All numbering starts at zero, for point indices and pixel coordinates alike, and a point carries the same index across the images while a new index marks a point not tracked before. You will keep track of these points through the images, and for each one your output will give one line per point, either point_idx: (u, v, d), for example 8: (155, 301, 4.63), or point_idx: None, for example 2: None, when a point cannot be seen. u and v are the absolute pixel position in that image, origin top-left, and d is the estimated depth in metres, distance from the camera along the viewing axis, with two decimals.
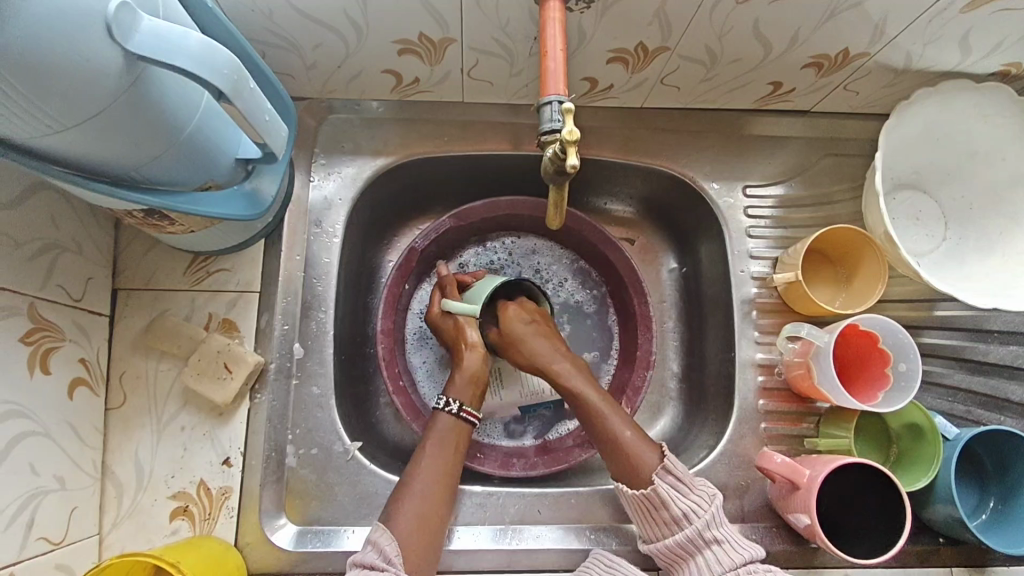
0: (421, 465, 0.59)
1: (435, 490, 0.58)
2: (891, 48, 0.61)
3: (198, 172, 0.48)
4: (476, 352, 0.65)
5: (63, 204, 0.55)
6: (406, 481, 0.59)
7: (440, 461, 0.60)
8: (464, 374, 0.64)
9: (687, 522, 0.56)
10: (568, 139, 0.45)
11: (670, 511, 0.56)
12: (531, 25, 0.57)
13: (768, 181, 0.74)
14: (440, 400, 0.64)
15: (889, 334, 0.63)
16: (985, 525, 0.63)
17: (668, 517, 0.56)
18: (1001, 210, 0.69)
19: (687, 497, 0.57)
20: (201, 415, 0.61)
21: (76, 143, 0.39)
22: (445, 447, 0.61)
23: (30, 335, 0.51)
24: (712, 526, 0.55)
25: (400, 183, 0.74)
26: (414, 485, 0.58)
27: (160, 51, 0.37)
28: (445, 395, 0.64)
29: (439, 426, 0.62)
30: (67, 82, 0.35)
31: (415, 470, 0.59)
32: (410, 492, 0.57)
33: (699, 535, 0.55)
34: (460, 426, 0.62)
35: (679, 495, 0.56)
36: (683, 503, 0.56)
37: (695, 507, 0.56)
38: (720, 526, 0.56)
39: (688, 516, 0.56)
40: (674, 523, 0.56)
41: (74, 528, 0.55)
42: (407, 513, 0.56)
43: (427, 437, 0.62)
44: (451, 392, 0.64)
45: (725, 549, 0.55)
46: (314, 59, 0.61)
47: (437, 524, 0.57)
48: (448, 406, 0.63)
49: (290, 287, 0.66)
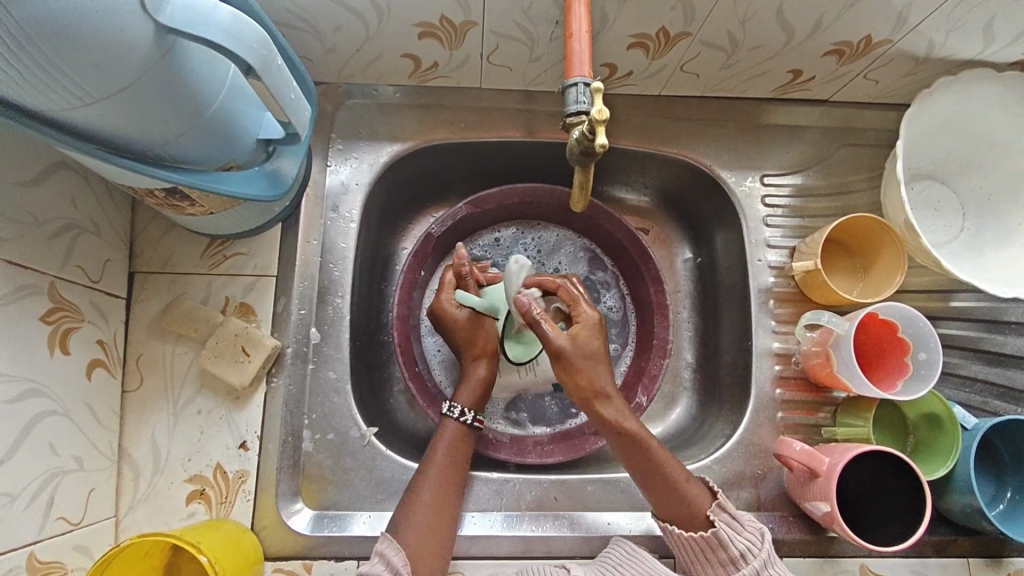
0: (431, 475, 0.59)
1: (442, 500, 0.58)
2: (914, 35, 0.61)
3: (221, 151, 0.48)
4: (486, 360, 0.66)
5: (81, 184, 0.54)
6: (414, 490, 0.58)
7: (447, 472, 0.59)
8: (472, 383, 0.65)
9: (745, 561, 0.53)
10: (597, 118, 0.44)
11: (728, 552, 0.54)
12: (554, 9, 0.57)
13: (786, 170, 0.74)
14: (451, 407, 0.63)
15: (909, 323, 0.63)
16: (1003, 515, 0.63)
17: (726, 558, 0.54)
18: (1020, 201, 0.69)
19: (742, 534, 0.54)
20: (217, 399, 0.61)
21: (105, 117, 0.39)
22: (454, 461, 0.61)
23: (50, 314, 0.50)
24: (769, 566, 0.53)
25: (416, 169, 0.73)
26: (422, 497, 0.57)
27: (191, 22, 0.37)
28: (456, 403, 0.63)
29: (448, 438, 0.61)
30: (100, 52, 0.35)
31: (422, 483, 0.58)
32: (414, 505, 0.57)
33: (759, 573, 0.52)
34: (469, 433, 0.62)
35: (734, 532, 0.54)
36: (738, 541, 0.54)
37: (752, 544, 0.54)
38: (775, 567, 0.53)
39: (745, 555, 0.53)
40: (732, 565, 0.54)
41: (92, 510, 0.54)
42: (414, 526, 0.55)
43: (435, 444, 0.61)
44: (462, 401, 0.63)
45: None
46: (333, 41, 0.61)
47: (442, 534, 0.56)
48: (462, 415, 0.62)
49: (306, 272, 0.66)
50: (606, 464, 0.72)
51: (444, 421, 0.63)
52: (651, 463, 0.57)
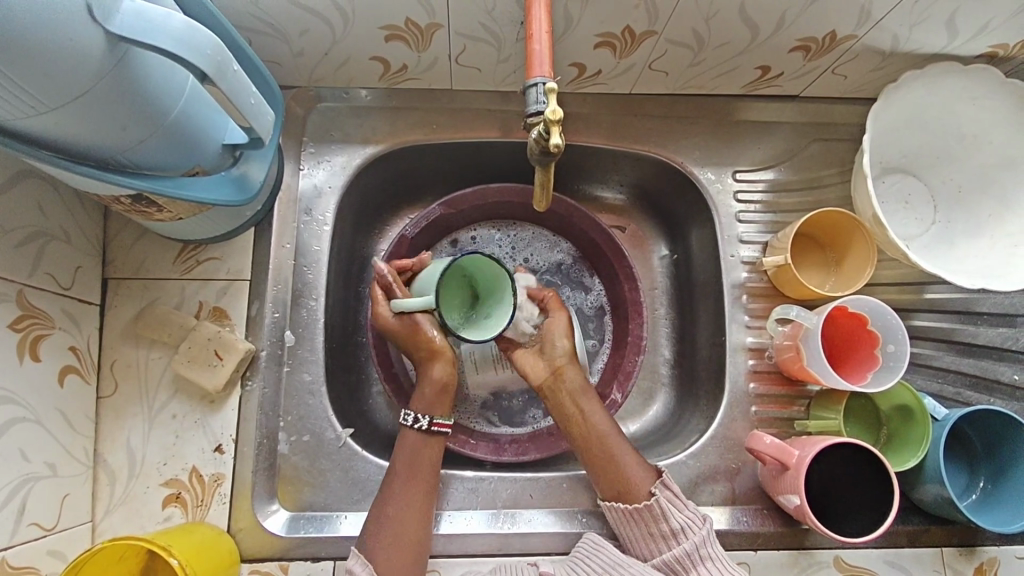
0: (397, 484, 0.59)
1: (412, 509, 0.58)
2: (878, 30, 0.61)
3: (184, 156, 0.48)
4: (440, 361, 0.63)
5: (50, 192, 0.55)
6: (381, 500, 0.59)
7: (412, 482, 0.59)
8: (429, 385, 0.63)
9: (685, 537, 0.57)
10: (551, 119, 0.44)
11: (668, 524, 0.58)
12: (518, 9, 0.57)
13: (758, 166, 0.74)
14: (410, 416, 0.62)
15: (877, 315, 0.63)
16: (976, 505, 0.64)
17: (665, 531, 0.58)
18: (991, 192, 0.70)
19: (684, 512, 0.58)
20: (192, 403, 0.61)
21: (60, 125, 0.39)
22: (416, 467, 0.60)
23: (19, 322, 0.51)
24: (706, 544, 0.56)
25: (390, 171, 0.74)
26: (389, 508, 0.58)
27: (142, 31, 0.37)
28: (414, 411, 0.62)
29: (409, 448, 0.61)
30: (50, 62, 0.35)
31: (390, 492, 0.59)
32: (381, 514, 0.58)
33: (695, 549, 0.56)
34: (434, 440, 0.62)
35: (676, 509, 0.58)
36: (679, 516, 0.57)
37: (692, 522, 0.57)
38: (712, 546, 0.57)
39: (685, 529, 0.57)
40: (671, 537, 0.57)
41: (66, 515, 0.55)
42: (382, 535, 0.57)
43: (399, 456, 0.61)
44: (421, 407, 0.63)
45: (716, 569, 0.55)
46: (302, 46, 0.61)
47: (415, 539, 0.57)
48: (418, 422, 0.62)
49: (280, 276, 0.66)
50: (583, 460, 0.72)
51: (404, 430, 0.62)
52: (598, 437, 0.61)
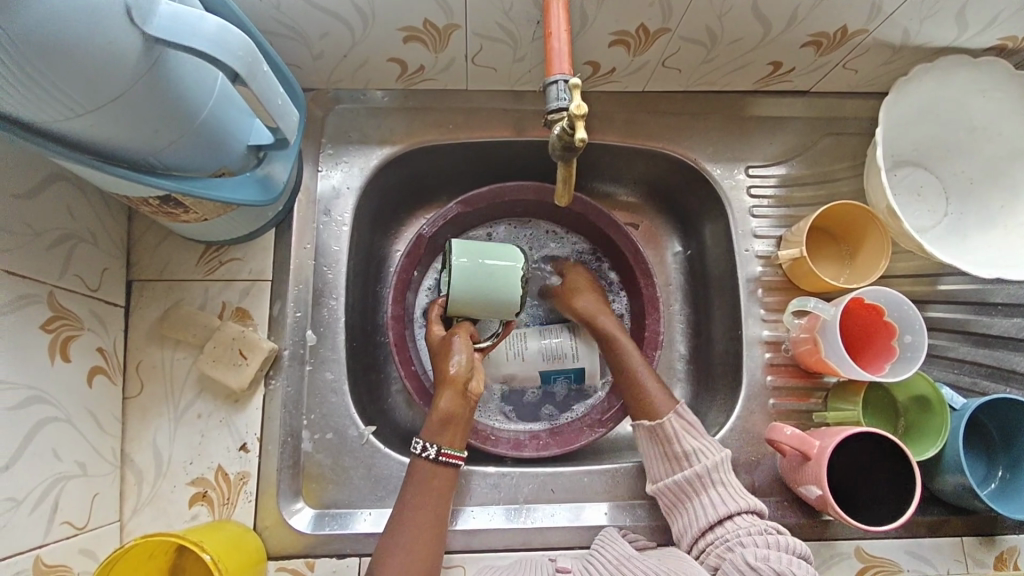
0: (407, 516, 0.57)
1: (422, 539, 0.56)
2: (889, 25, 0.62)
3: (212, 156, 0.49)
4: (452, 390, 0.61)
5: (78, 195, 0.56)
6: (390, 535, 0.56)
7: (425, 510, 0.57)
8: (437, 416, 0.60)
9: (696, 459, 0.60)
10: (575, 114, 0.45)
11: (679, 446, 0.61)
12: (534, 9, 0.58)
13: (770, 162, 0.75)
14: (417, 444, 0.60)
15: (894, 306, 0.64)
16: (994, 494, 0.64)
17: (678, 453, 0.60)
18: (1001, 184, 0.70)
19: (698, 440, 0.61)
20: (217, 403, 0.62)
21: (96, 127, 0.40)
22: (429, 495, 0.58)
23: (50, 323, 0.51)
24: (717, 469, 0.59)
25: (406, 171, 0.75)
26: (400, 529, 0.56)
27: (178, 33, 0.38)
28: (422, 439, 0.60)
29: (418, 477, 0.59)
30: (89, 66, 0.36)
31: (400, 519, 0.57)
32: (394, 536, 0.56)
33: (706, 472, 0.59)
34: (440, 470, 0.59)
35: (689, 436, 0.61)
36: (691, 441, 0.61)
37: (705, 448, 0.60)
38: (724, 473, 0.60)
39: (695, 454, 0.60)
40: (681, 461, 0.60)
41: (96, 514, 0.55)
42: (394, 563, 0.54)
43: (409, 484, 0.59)
44: (428, 436, 0.60)
45: (726, 494, 0.58)
46: (321, 48, 0.62)
47: (430, 550, 0.56)
48: (426, 451, 0.59)
49: (301, 276, 0.67)
50: (602, 455, 0.73)
51: (413, 460, 0.60)
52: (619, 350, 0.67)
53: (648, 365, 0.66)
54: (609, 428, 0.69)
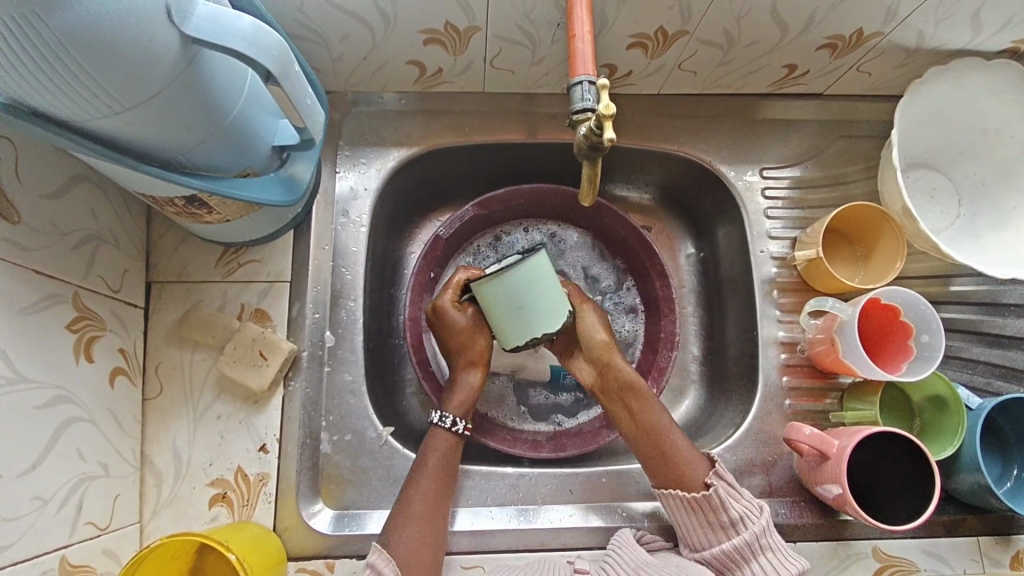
0: (421, 485, 0.59)
1: (434, 511, 0.58)
2: (904, 27, 0.63)
3: (238, 156, 0.49)
4: (479, 368, 0.65)
5: (101, 196, 0.56)
6: (404, 504, 0.58)
7: (435, 484, 0.59)
8: (466, 392, 0.64)
9: (743, 526, 0.56)
10: (603, 114, 0.45)
11: (727, 515, 0.57)
12: (556, 12, 0.58)
13: (783, 164, 0.75)
14: (446, 418, 0.62)
15: (911, 307, 0.64)
16: (1010, 493, 0.64)
17: (725, 521, 0.57)
18: (1014, 185, 0.71)
19: (742, 501, 0.57)
20: (236, 404, 0.62)
21: (130, 125, 0.40)
22: (443, 468, 0.60)
23: (75, 323, 0.51)
24: (765, 534, 0.56)
25: (423, 173, 0.75)
26: (414, 507, 0.57)
27: (214, 33, 0.38)
28: (448, 413, 0.63)
29: (440, 449, 0.61)
30: (129, 64, 0.36)
31: (413, 491, 0.58)
32: (407, 512, 0.57)
33: (755, 539, 0.55)
34: (462, 440, 0.63)
35: (734, 499, 0.57)
36: (737, 506, 0.57)
37: (749, 511, 0.57)
38: (772, 535, 0.56)
39: (743, 520, 0.56)
40: (730, 528, 0.57)
41: (118, 515, 0.55)
42: (408, 534, 0.56)
43: (428, 449, 0.61)
44: (456, 410, 0.63)
45: (776, 560, 0.55)
46: (341, 50, 0.63)
47: (438, 534, 0.57)
48: (455, 426, 0.62)
49: (319, 277, 0.67)
50: (618, 456, 0.73)
51: (434, 430, 0.62)
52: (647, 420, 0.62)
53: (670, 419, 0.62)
54: None
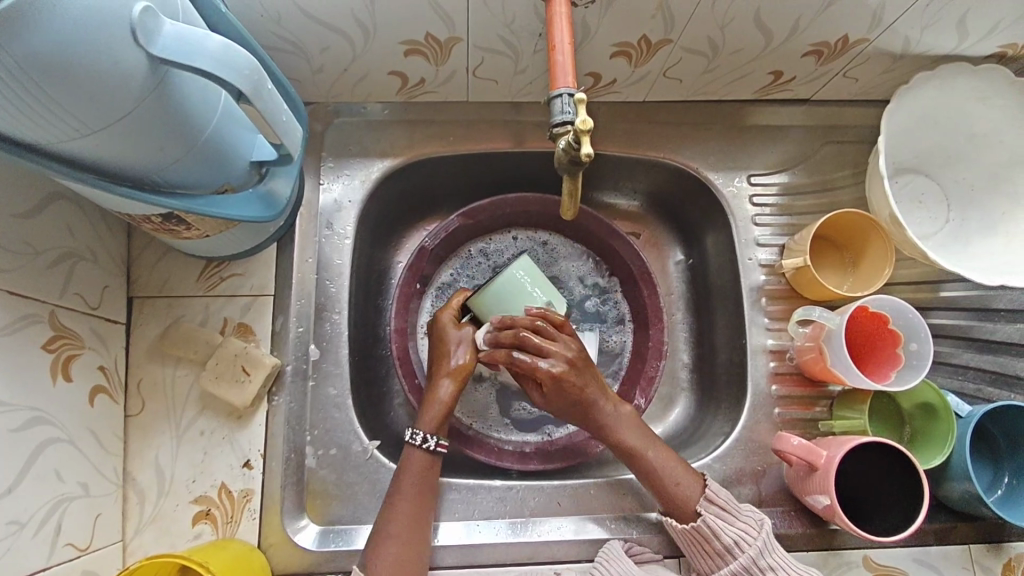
0: (398, 508, 0.58)
1: (413, 533, 0.57)
2: (890, 33, 0.62)
3: (214, 173, 0.49)
4: (452, 382, 0.64)
5: (78, 213, 0.55)
6: (382, 526, 0.57)
7: (413, 506, 0.58)
8: (437, 405, 0.63)
9: (739, 550, 0.56)
10: (581, 129, 0.45)
11: (721, 541, 0.57)
12: (537, 22, 0.58)
13: (771, 170, 0.75)
14: (416, 434, 0.61)
15: (899, 315, 0.64)
16: (1001, 500, 0.64)
17: (720, 547, 0.57)
18: (1003, 190, 0.71)
19: (734, 525, 0.57)
20: (220, 420, 0.61)
21: (99, 147, 0.39)
22: (419, 489, 0.59)
23: (51, 342, 0.51)
24: (762, 556, 0.55)
25: (408, 183, 0.74)
26: (393, 530, 0.57)
27: (182, 53, 0.37)
28: (421, 430, 0.61)
29: (413, 469, 0.60)
30: (95, 86, 0.35)
31: (392, 513, 0.58)
32: (386, 535, 0.57)
33: (753, 563, 0.55)
34: (432, 460, 0.61)
35: (726, 525, 0.57)
36: (730, 531, 0.57)
37: (744, 534, 0.56)
38: (771, 555, 0.56)
39: (738, 544, 0.56)
40: (726, 553, 0.57)
41: (99, 535, 0.55)
42: (386, 556, 0.55)
43: (404, 468, 0.61)
44: (425, 426, 0.62)
45: None
46: (321, 62, 0.62)
47: (417, 551, 0.57)
48: (425, 442, 0.61)
49: (303, 290, 0.67)
50: (608, 466, 0.73)
51: (408, 449, 0.61)
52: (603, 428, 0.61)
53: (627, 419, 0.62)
54: None
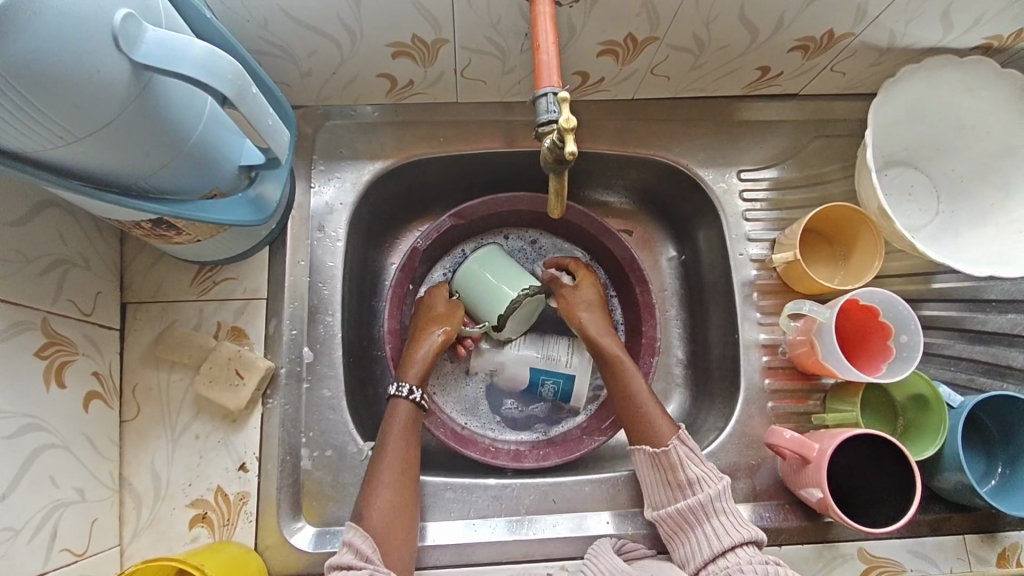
0: (386, 457, 0.60)
1: (402, 479, 0.59)
2: (875, 27, 0.62)
3: (203, 178, 0.49)
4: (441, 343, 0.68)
5: (70, 220, 0.56)
6: (371, 478, 0.59)
7: (401, 453, 0.61)
8: (421, 361, 0.66)
9: (699, 487, 0.58)
10: (565, 127, 0.45)
11: (684, 474, 0.59)
12: (522, 22, 0.58)
13: (761, 165, 0.75)
14: (400, 385, 0.64)
15: (889, 307, 0.64)
16: (994, 491, 0.64)
17: (682, 479, 0.59)
18: (993, 180, 0.71)
19: (700, 466, 0.59)
20: (215, 423, 0.62)
21: (86, 154, 0.40)
22: (406, 439, 0.62)
23: (44, 349, 0.51)
24: (718, 498, 0.57)
25: (400, 185, 0.75)
26: (382, 477, 0.59)
27: (165, 59, 0.38)
28: (404, 381, 0.65)
29: (400, 417, 0.63)
30: (78, 93, 0.36)
31: (380, 464, 0.60)
32: (377, 485, 0.58)
33: (709, 501, 0.57)
34: (416, 412, 0.64)
35: (693, 461, 0.59)
36: (695, 468, 0.59)
37: (706, 476, 0.58)
38: (726, 501, 0.58)
39: (699, 481, 0.58)
40: (686, 488, 0.58)
41: (96, 539, 0.55)
42: (380, 504, 0.57)
43: (391, 418, 0.63)
44: (410, 378, 0.65)
45: (728, 524, 0.56)
46: (309, 66, 0.62)
47: (407, 498, 0.59)
48: (411, 393, 0.64)
49: (296, 293, 0.67)
50: (603, 463, 0.73)
51: (394, 399, 0.64)
52: (622, 381, 0.65)
53: (647, 389, 0.65)
54: (608, 436, 0.69)
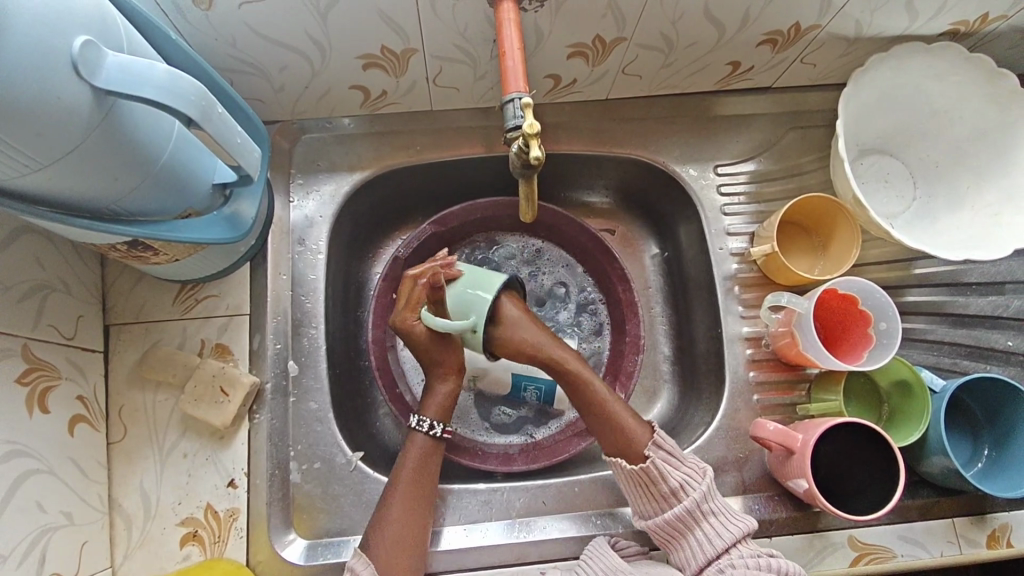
0: (399, 492, 0.59)
1: (412, 514, 0.59)
2: (841, 18, 0.63)
3: (175, 199, 0.49)
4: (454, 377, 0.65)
5: (47, 245, 0.56)
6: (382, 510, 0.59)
7: (415, 489, 0.60)
8: (438, 399, 0.64)
9: (685, 494, 0.57)
10: (529, 132, 0.46)
11: (667, 485, 0.58)
12: (489, 29, 0.58)
13: (737, 159, 0.76)
14: (422, 421, 0.63)
15: (867, 295, 0.65)
16: (981, 474, 0.65)
17: (666, 491, 0.58)
18: (967, 164, 0.71)
19: (680, 469, 0.58)
20: (202, 440, 0.62)
21: (53, 180, 0.40)
22: (421, 474, 0.61)
23: (25, 375, 0.51)
24: (706, 500, 0.57)
25: (379, 195, 0.75)
26: (392, 512, 0.58)
27: (126, 83, 0.38)
28: (423, 417, 0.63)
29: (417, 452, 0.62)
30: (40, 121, 0.36)
31: (391, 498, 0.59)
32: (388, 518, 0.58)
33: (697, 507, 0.57)
34: (437, 444, 0.63)
35: (672, 468, 0.58)
36: (676, 475, 0.58)
37: (689, 479, 0.58)
38: (713, 500, 0.58)
39: (683, 488, 0.57)
40: (672, 497, 0.58)
41: (87, 562, 0.55)
42: (385, 537, 0.57)
43: (406, 453, 0.62)
44: (431, 414, 0.63)
45: (719, 524, 0.56)
46: (281, 81, 0.63)
47: (416, 533, 0.58)
48: (433, 428, 0.63)
49: (279, 307, 0.67)
50: (593, 463, 0.73)
51: (413, 435, 0.63)
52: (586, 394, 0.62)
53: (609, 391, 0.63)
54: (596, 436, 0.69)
